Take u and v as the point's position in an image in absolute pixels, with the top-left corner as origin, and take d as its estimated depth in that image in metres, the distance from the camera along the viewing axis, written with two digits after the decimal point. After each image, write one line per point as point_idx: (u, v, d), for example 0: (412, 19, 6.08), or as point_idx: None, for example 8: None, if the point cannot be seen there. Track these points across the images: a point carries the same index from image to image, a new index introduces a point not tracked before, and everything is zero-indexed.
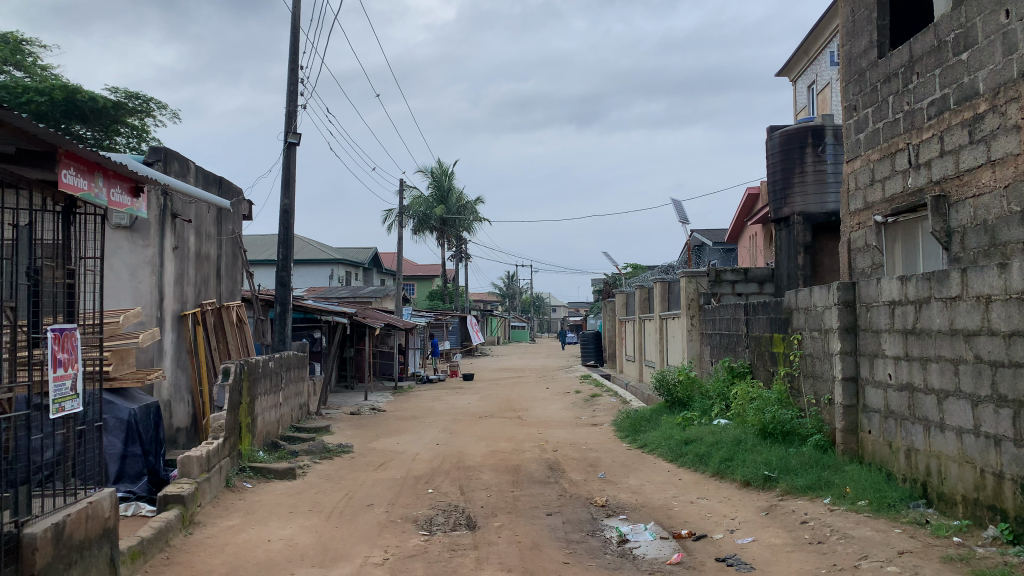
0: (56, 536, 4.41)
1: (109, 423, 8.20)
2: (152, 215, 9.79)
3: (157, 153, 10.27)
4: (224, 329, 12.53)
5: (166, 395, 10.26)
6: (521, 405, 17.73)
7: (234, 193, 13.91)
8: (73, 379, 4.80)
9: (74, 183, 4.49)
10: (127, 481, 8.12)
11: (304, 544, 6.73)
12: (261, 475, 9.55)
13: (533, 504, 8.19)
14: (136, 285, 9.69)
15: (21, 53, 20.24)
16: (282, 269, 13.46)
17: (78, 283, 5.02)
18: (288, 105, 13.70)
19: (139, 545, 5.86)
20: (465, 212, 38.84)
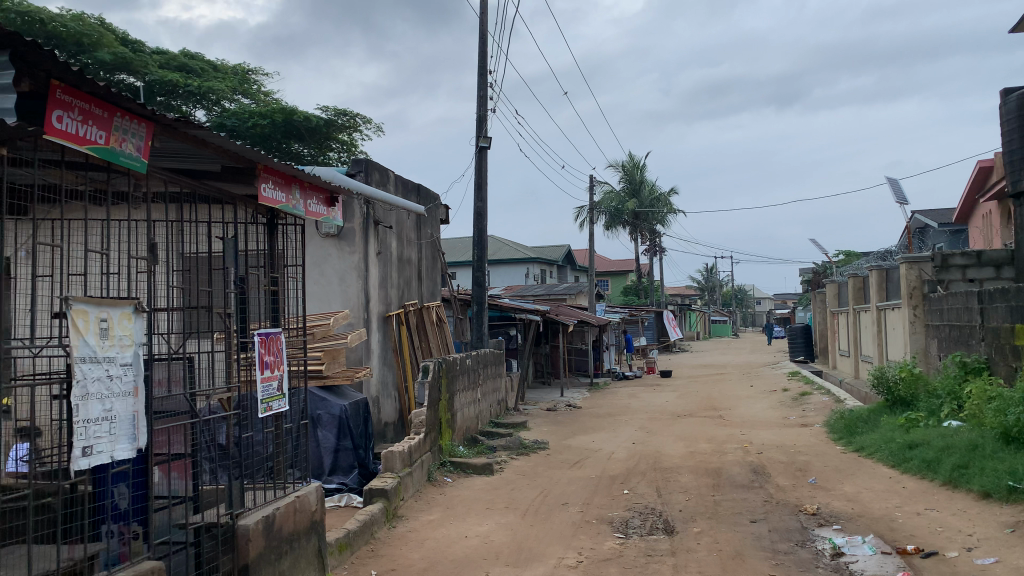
0: (266, 527, 4.74)
1: (323, 418, 8.72)
2: (357, 223, 10.38)
3: (359, 164, 10.90)
4: (426, 328, 13.07)
5: (375, 392, 10.86)
6: (724, 404, 16.97)
7: (432, 198, 14.51)
8: (279, 380, 5.13)
9: (272, 196, 4.81)
10: (340, 473, 8.68)
11: (500, 542, 6.79)
12: (461, 470, 9.84)
13: (735, 510, 7.73)
14: (344, 289, 10.32)
15: (249, 83, 22.56)
16: (478, 268, 13.80)
17: (282, 288, 5.37)
18: (479, 110, 14.03)
19: (346, 537, 6.19)
20: (659, 205, 38.01)
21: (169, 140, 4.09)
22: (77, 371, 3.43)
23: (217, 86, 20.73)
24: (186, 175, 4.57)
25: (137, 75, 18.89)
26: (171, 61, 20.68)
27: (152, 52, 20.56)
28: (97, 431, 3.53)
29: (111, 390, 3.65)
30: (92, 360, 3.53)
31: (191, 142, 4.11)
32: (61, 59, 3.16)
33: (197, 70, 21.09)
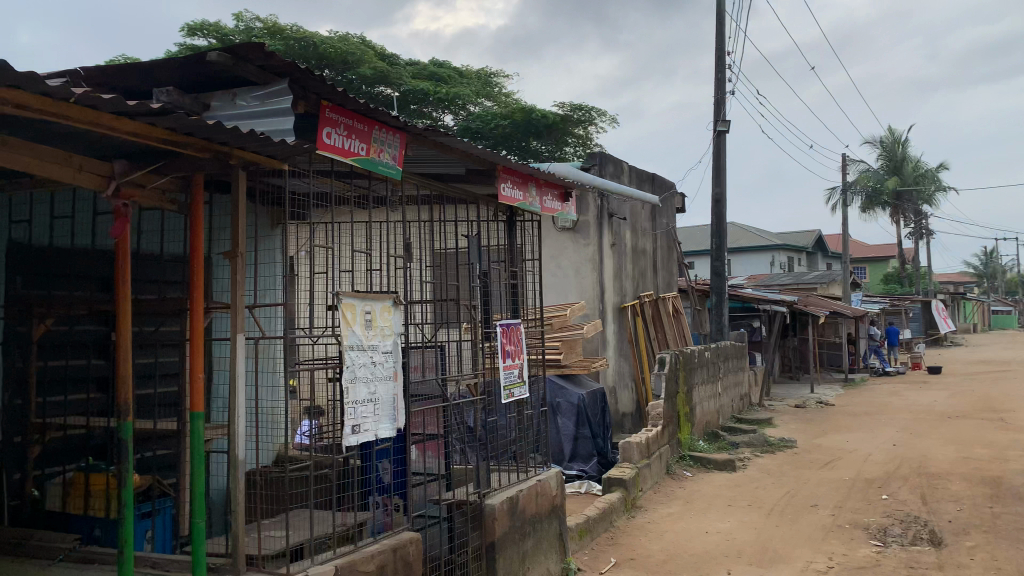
0: (510, 509, 5.00)
1: (563, 406, 8.98)
2: (592, 216, 10.54)
3: (593, 158, 11.06)
4: (662, 319, 12.97)
5: (612, 382, 10.99)
6: (1006, 405, 15.00)
7: (667, 187, 14.34)
8: (519, 369, 5.39)
9: (511, 195, 5.06)
10: (579, 461, 8.93)
11: (742, 540, 6.59)
12: (701, 464, 9.66)
13: (1020, 526, 6.83)
14: (580, 280, 10.53)
15: (491, 85, 23.69)
16: (717, 257, 13.41)
17: (522, 281, 5.62)
18: (716, 94, 13.59)
19: (586, 523, 6.35)
20: (924, 183, 34.35)
21: (419, 147, 4.45)
22: (347, 357, 3.84)
23: (463, 90, 21.91)
24: (434, 179, 4.95)
25: (394, 86, 20.50)
26: (422, 70, 22.28)
27: (405, 64, 22.26)
28: (364, 412, 3.94)
29: (375, 375, 4.06)
30: (359, 348, 3.94)
31: (438, 148, 4.44)
32: (327, 80, 3.65)
33: (445, 78, 22.52)
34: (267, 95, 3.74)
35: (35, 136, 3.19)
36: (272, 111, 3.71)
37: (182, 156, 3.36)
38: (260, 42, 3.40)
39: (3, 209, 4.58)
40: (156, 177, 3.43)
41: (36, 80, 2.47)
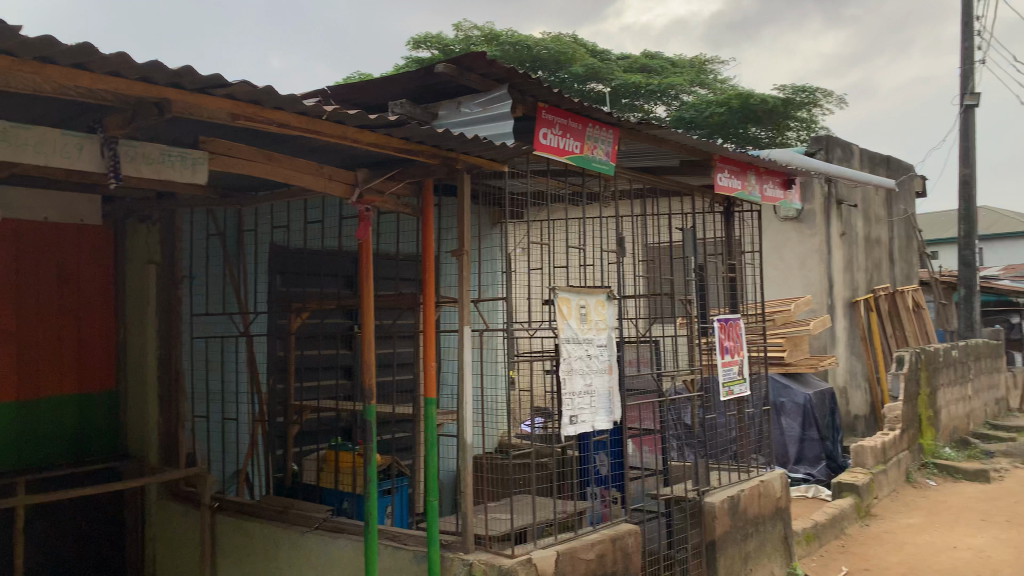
0: (731, 508, 4.90)
1: (787, 407, 8.54)
2: (818, 204, 9.92)
3: (819, 142, 10.42)
4: (900, 315, 11.92)
5: (842, 381, 10.30)
6: None
7: (905, 169, 13.16)
8: (739, 364, 5.36)
9: (729, 184, 4.93)
10: (806, 463, 8.51)
11: (999, 559, 5.92)
12: (947, 473, 8.79)
13: None
14: (806, 273, 9.97)
15: None
16: (965, 246, 12.09)
17: (740, 274, 5.46)
18: (963, 64, 12.24)
19: (813, 528, 6.02)
20: None
21: (633, 141, 4.47)
22: (564, 350, 3.96)
23: None
24: (648, 173, 4.94)
25: None
26: None
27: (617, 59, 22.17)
28: (581, 403, 4.04)
29: (592, 367, 4.14)
30: (576, 341, 4.04)
31: (653, 142, 4.43)
32: (543, 82, 3.79)
33: None
34: (487, 102, 3.94)
35: (293, 152, 3.61)
36: (492, 116, 3.91)
37: (415, 162, 3.64)
38: (481, 51, 3.60)
39: (267, 217, 5.22)
40: (393, 183, 3.74)
41: (294, 101, 2.81)
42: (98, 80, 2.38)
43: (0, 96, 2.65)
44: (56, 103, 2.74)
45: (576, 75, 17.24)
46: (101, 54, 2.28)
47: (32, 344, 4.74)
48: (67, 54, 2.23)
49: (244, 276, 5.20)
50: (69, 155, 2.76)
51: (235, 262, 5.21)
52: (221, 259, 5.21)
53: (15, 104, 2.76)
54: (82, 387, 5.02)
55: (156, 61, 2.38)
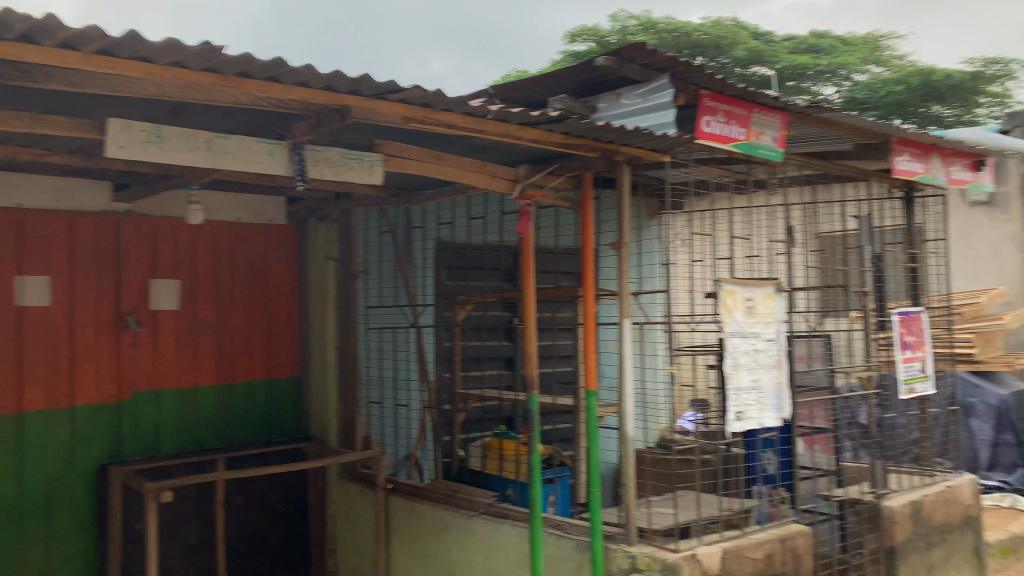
0: (913, 513, 4.60)
1: (978, 408, 7.86)
2: (1014, 187, 9.03)
3: (1015, 119, 9.48)
4: None
5: None
6: None
7: None
8: (923, 362, 4.98)
9: (910, 168, 4.61)
10: (1001, 471, 7.76)
11: None
12: None
13: None
14: (1000, 262, 9.13)
15: None
16: None
17: (923, 264, 5.09)
18: None
19: (1010, 540, 5.52)
20: None
21: (802, 126, 4.29)
22: (729, 344, 3.87)
23: None
24: (819, 159, 4.71)
25: None
26: None
27: None
28: (747, 399, 3.93)
29: (759, 362, 4.01)
30: (742, 335, 3.93)
31: (824, 125, 4.22)
32: (706, 70, 3.73)
33: None
34: (648, 91, 3.94)
35: (459, 150, 3.75)
36: (654, 106, 3.90)
37: (575, 156, 3.67)
38: (641, 41, 3.59)
39: (434, 214, 5.46)
40: (553, 178, 3.79)
41: (460, 101, 2.93)
42: (287, 91, 2.59)
43: (206, 110, 2.95)
44: (251, 114, 3.01)
45: (738, 60, 15.03)
46: (290, 66, 2.49)
47: (226, 331, 5.36)
48: (262, 68, 2.45)
49: (414, 271, 5.48)
50: (264, 162, 3.03)
51: (406, 260, 5.50)
52: (393, 256, 5.51)
53: (217, 116, 3.06)
54: (270, 370, 5.58)
55: (337, 70, 2.57)
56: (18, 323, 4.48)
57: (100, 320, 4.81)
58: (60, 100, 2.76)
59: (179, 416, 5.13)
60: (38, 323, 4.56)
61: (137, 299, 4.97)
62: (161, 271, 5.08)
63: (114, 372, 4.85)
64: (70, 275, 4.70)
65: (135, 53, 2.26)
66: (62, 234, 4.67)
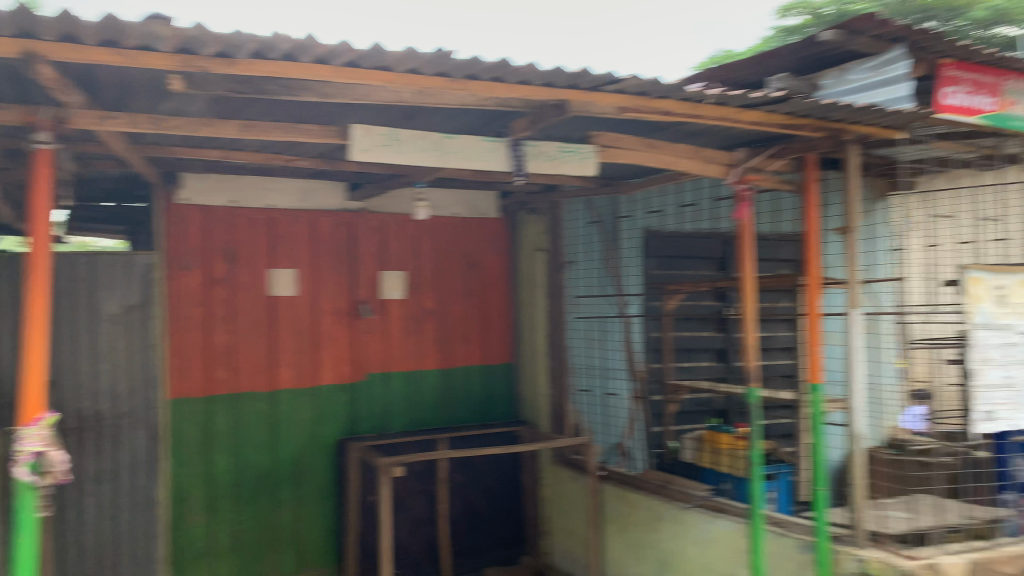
0: None
1: None
2: None
3: None
4: None
5: None
6: None
7: None
8: None
9: None
10: None
11: None
12: None
13: None
14: None
15: None
16: None
17: None
18: None
19: None
20: None
21: None
22: (977, 336, 3.53)
23: None
24: None
25: None
26: None
27: None
28: (999, 397, 3.51)
29: (1015, 356, 3.60)
30: (991, 327, 3.56)
31: None
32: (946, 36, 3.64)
33: None
34: (879, 64, 3.77)
35: (672, 137, 3.72)
36: (884, 80, 3.75)
37: (798, 137, 3.50)
38: (871, 13, 3.43)
39: (642, 203, 5.30)
40: (774, 160, 3.64)
41: (677, 88, 2.91)
42: (510, 89, 2.71)
43: (433, 112, 3.16)
44: (473, 114, 3.18)
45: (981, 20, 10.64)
46: (514, 65, 2.60)
47: (446, 319, 5.70)
48: (487, 69, 2.59)
49: (620, 259, 5.33)
50: (487, 158, 3.22)
51: (613, 249, 5.36)
52: (600, 246, 5.41)
53: (442, 117, 3.25)
54: (486, 356, 5.86)
55: (557, 66, 2.64)
56: (272, 311, 5.06)
57: (338, 308, 5.30)
58: (310, 110, 3.07)
59: (406, 398, 5.53)
60: (288, 311, 5.11)
61: (370, 289, 5.42)
62: (390, 263, 5.49)
63: (351, 355, 5.34)
64: (314, 268, 5.22)
65: (378, 64, 2.48)
66: (306, 231, 5.20)
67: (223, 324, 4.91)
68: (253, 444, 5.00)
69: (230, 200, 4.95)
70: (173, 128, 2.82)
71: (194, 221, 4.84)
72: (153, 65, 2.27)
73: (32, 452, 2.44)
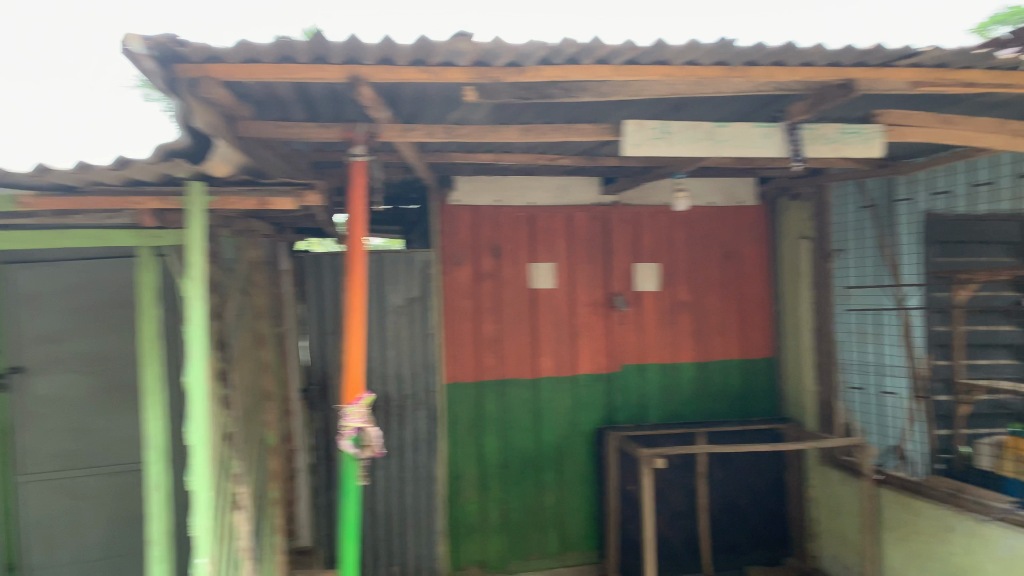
0: None
1: None
2: None
3: None
4: None
5: None
6: None
7: None
8: None
9: None
10: None
11: None
12: None
13: None
14: None
15: None
16: None
17: None
18: None
19: None
20: None
21: None
22: None
23: None
24: None
25: None
26: None
27: None
28: None
29: None
30: None
31: None
32: None
33: None
34: None
35: (969, 110, 3.38)
36: None
37: None
38: None
39: (926, 181, 4.65)
40: None
41: (984, 56, 2.64)
42: (792, 72, 2.62)
43: (705, 102, 3.13)
44: (746, 100, 3.10)
45: None
46: (798, 48, 2.51)
47: (703, 311, 5.62)
48: (770, 55, 2.52)
49: (900, 247, 4.79)
50: (761, 144, 3.12)
51: (891, 236, 4.85)
52: (873, 230, 4.98)
53: (713, 106, 3.21)
54: (744, 350, 5.69)
55: (846, 45, 2.51)
56: (533, 303, 5.30)
57: (595, 301, 5.43)
58: (583, 109, 3.17)
59: (663, 390, 5.53)
60: (548, 303, 5.33)
61: (625, 281, 5.49)
62: (644, 255, 5.52)
63: (608, 346, 5.44)
64: (571, 261, 5.39)
65: (658, 59, 2.51)
66: (565, 226, 5.38)
67: (491, 315, 5.23)
68: (519, 430, 5.28)
69: (496, 198, 5.26)
70: (463, 135, 3.06)
71: (464, 220, 5.21)
72: (452, 78, 2.48)
73: (355, 427, 2.77)
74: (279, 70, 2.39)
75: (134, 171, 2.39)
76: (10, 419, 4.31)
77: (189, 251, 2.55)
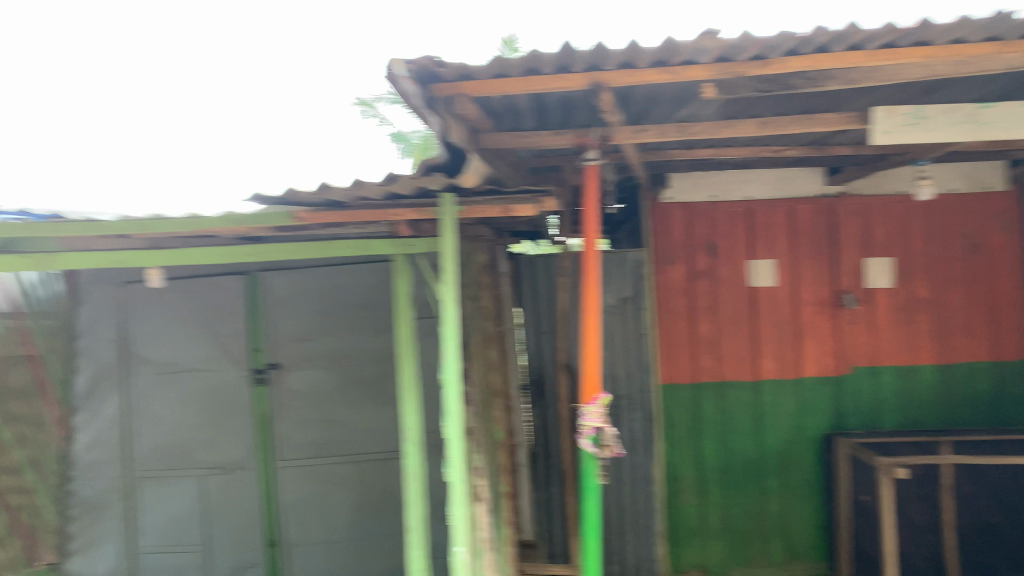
0: None
1: None
2: None
3: None
4: None
5: None
6: None
7: None
8: None
9: None
10: None
11: None
12: None
13: None
14: None
15: None
16: None
17: None
18: None
19: None
20: None
21: None
22: None
23: None
24: None
25: None
26: None
27: None
28: None
29: None
30: None
31: None
32: None
33: None
34: None
35: None
36: None
37: None
38: None
39: None
40: None
41: None
42: None
43: (963, 82, 2.88)
44: (1014, 77, 2.82)
45: None
46: None
47: (944, 309, 5.15)
48: None
49: None
50: None
51: None
52: None
53: (972, 86, 2.94)
54: (995, 353, 5.14)
55: None
56: (752, 302, 5.13)
57: (821, 299, 5.15)
58: (822, 99, 3.02)
59: (898, 394, 5.13)
60: (769, 303, 5.13)
61: (853, 277, 5.15)
62: (875, 250, 5.15)
63: (835, 347, 5.14)
64: (793, 258, 5.15)
65: (918, 40, 2.34)
66: (785, 221, 5.15)
67: (707, 316, 5.12)
68: (739, 433, 5.11)
69: (712, 195, 5.15)
70: (695, 133, 3.02)
71: (679, 218, 5.14)
72: (695, 76, 2.46)
73: (593, 426, 2.80)
74: (524, 83, 2.49)
75: (396, 186, 2.63)
76: (269, 411, 4.83)
77: (442, 256, 2.74)
